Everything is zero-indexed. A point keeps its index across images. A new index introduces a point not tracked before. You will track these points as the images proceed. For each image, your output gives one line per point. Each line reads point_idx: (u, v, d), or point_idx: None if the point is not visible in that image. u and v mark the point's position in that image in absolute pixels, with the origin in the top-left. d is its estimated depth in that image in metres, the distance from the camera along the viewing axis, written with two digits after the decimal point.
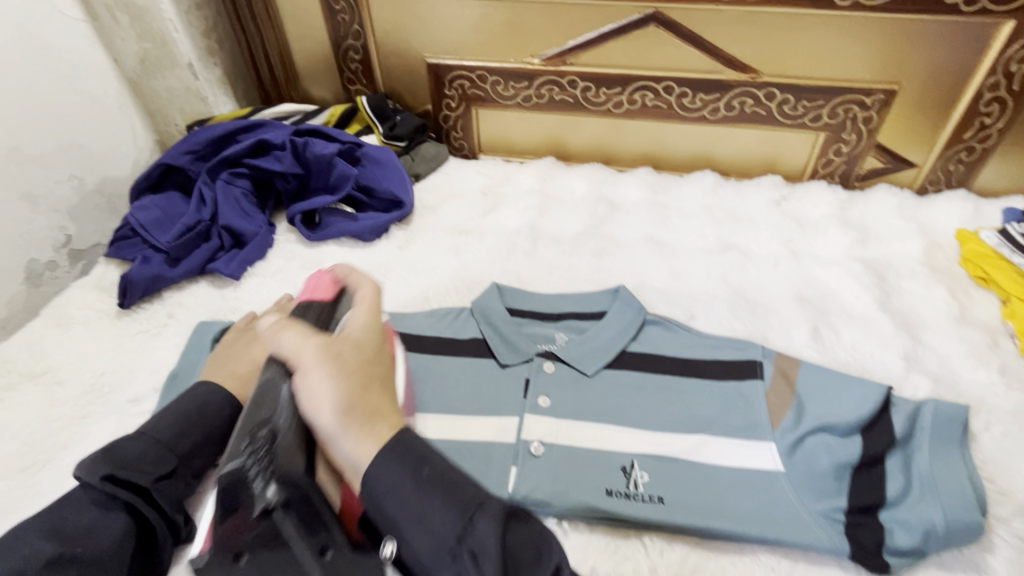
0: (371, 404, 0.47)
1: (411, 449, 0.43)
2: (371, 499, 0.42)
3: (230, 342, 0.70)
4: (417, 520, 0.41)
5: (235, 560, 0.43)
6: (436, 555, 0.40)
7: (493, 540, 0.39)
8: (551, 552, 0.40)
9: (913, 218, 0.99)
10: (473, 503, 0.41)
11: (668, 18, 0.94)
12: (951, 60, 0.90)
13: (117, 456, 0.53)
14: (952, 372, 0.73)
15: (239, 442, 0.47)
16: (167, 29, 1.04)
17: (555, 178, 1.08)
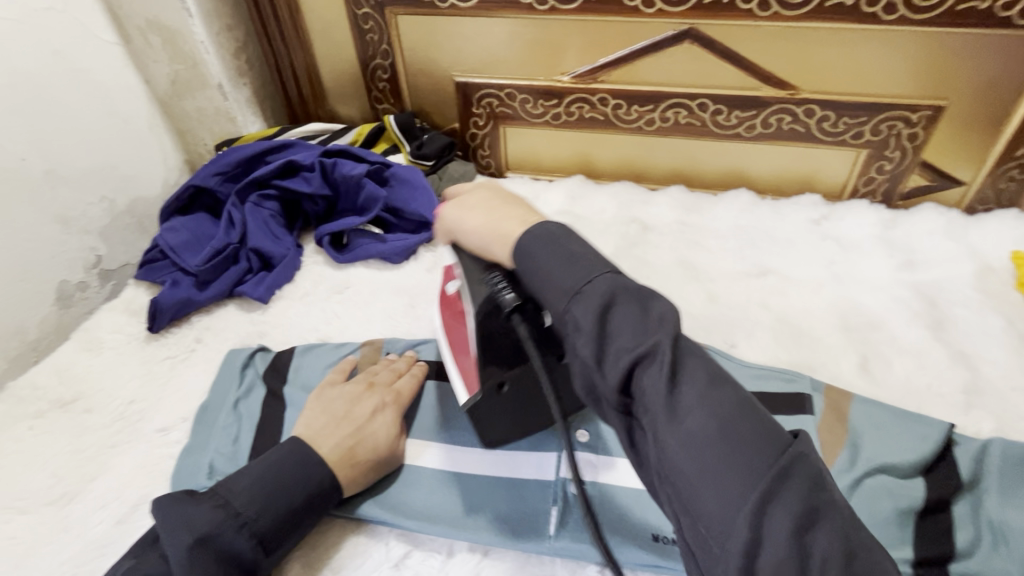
0: (512, 215, 0.53)
1: (549, 232, 0.47)
2: (517, 263, 0.48)
3: (348, 401, 0.63)
4: (540, 287, 0.45)
5: (500, 387, 0.57)
6: (554, 309, 0.44)
7: (593, 310, 0.41)
8: (654, 330, 0.39)
9: (962, 239, 0.94)
10: (596, 270, 0.43)
11: (703, 35, 0.91)
12: (1004, 75, 0.86)
13: (213, 558, 0.49)
14: (1015, 409, 0.69)
15: (474, 279, 0.55)
16: (199, 51, 1.05)
17: (585, 198, 1.06)
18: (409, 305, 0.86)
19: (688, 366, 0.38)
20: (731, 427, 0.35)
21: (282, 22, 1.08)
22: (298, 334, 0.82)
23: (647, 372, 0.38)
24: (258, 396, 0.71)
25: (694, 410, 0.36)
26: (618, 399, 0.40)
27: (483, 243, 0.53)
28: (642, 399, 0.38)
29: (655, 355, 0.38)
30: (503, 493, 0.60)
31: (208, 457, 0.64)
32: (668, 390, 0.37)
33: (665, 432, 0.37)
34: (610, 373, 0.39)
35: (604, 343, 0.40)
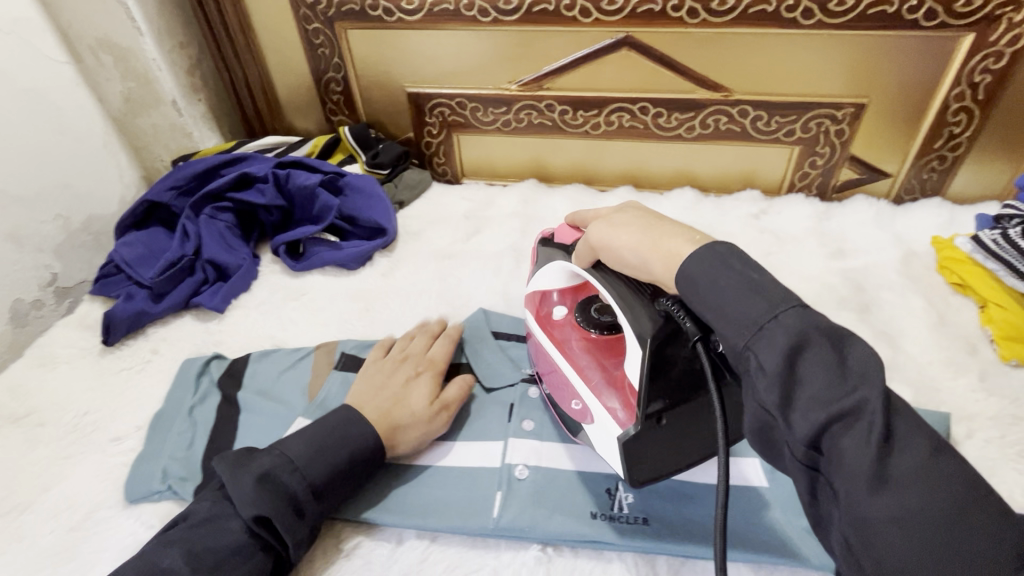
0: (670, 230, 0.50)
1: (720, 253, 0.44)
2: (685, 282, 0.45)
3: (384, 372, 0.69)
4: (719, 315, 0.42)
5: (659, 421, 0.52)
6: (733, 340, 0.41)
7: (782, 354, 0.38)
8: (856, 385, 0.36)
9: (890, 227, 1.00)
10: (783, 305, 0.40)
11: (639, 42, 0.96)
12: (917, 73, 0.93)
13: (271, 494, 0.54)
14: (932, 382, 0.73)
15: (637, 307, 0.52)
16: (150, 68, 1.07)
17: (537, 201, 1.10)
18: (364, 309, 0.88)
19: (901, 430, 0.35)
20: (953, 516, 0.33)
21: (235, 39, 1.10)
22: (254, 342, 0.83)
23: (846, 429, 0.35)
24: (213, 403, 0.72)
25: (904, 483, 0.34)
26: (805, 450, 0.38)
27: (643, 264, 0.50)
28: (836, 457, 0.36)
29: (859, 415, 0.35)
30: (451, 480, 0.63)
31: (161, 463, 0.65)
32: (877, 456, 0.34)
33: (864, 500, 0.35)
34: (793, 421, 0.37)
35: (791, 389, 0.37)
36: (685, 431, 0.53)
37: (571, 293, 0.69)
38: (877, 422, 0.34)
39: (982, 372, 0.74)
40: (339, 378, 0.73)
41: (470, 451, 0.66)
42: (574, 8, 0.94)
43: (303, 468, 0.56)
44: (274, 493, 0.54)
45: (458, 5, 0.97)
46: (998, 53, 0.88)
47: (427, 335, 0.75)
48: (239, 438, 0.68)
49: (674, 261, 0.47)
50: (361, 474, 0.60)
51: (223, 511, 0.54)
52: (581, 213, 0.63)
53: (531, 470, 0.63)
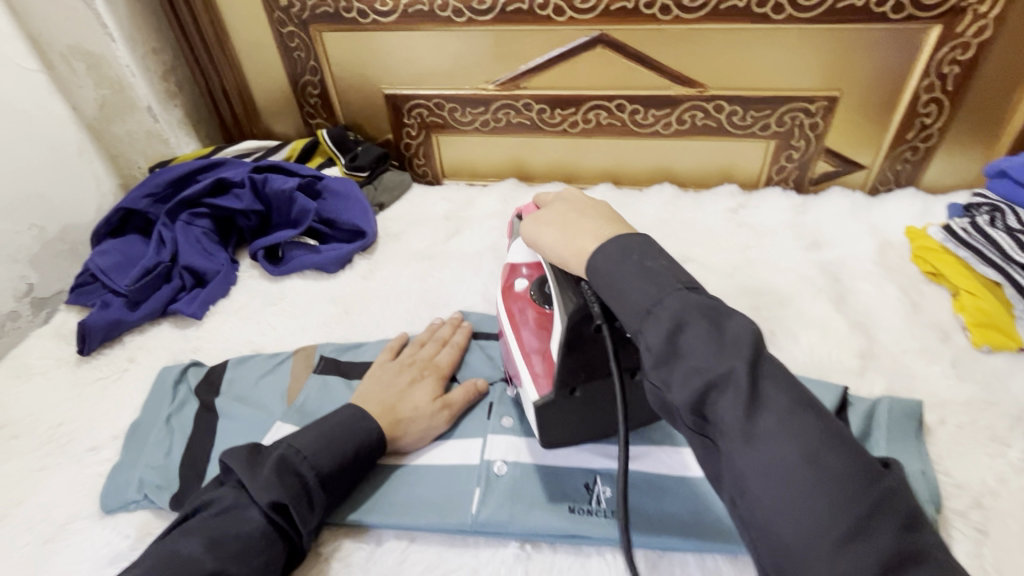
0: (587, 227, 0.54)
1: (629, 246, 0.48)
2: (592, 273, 0.49)
3: (390, 372, 0.71)
4: (618, 300, 0.46)
5: (572, 393, 0.57)
6: (630, 324, 0.45)
7: (665, 332, 0.42)
8: (730, 352, 0.40)
9: (866, 218, 1.02)
10: (669, 288, 0.44)
11: (613, 39, 0.97)
12: (888, 65, 0.94)
13: (287, 482, 0.55)
14: (907, 369, 0.74)
15: (567, 286, 0.55)
16: (124, 74, 1.06)
17: (517, 200, 1.10)
18: (343, 312, 0.88)
19: (773, 392, 0.39)
20: (823, 462, 0.36)
21: (209, 43, 1.09)
22: (233, 348, 0.83)
23: (723, 395, 0.39)
24: (191, 410, 0.71)
25: (775, 438, 0.37)
26: (692, 418, 0.41)
27: (559, 258, 0.55)
28: (718, 420, 0.40)
29: (731, 378, 0.39)
30: (431, 477, 0.64)
31: (138, 471, 0.65)
32: (748, 415, 0.38)
33: (740, 456, 0.38)
34: (676, 391, 0.41)
35: (672, 360, 0.42)
36: (594, 403, 0.58)
37: (539, 266, 0.67)
38: (744, 385, 0.38)
39: (955, 359, 0.75)
40: (317, 382, 0.73)
41: (449, 450, 0.66)
42: (547, 7, 0.95)
43: (314, 457, 0.57)
44: (288, 481, 0.55)
45: (433, 6, 0.97)
46: (964, 45, 0.90)
47: (438, 340, 0.76)
48: (216, 444, 0.67)
49: (581, 257, 0.52)
50: (365, 465, 0.61)
51: (240, 500, 0.54)
52: (539, 192, 0.66)
53: (510, 466, 0.64)
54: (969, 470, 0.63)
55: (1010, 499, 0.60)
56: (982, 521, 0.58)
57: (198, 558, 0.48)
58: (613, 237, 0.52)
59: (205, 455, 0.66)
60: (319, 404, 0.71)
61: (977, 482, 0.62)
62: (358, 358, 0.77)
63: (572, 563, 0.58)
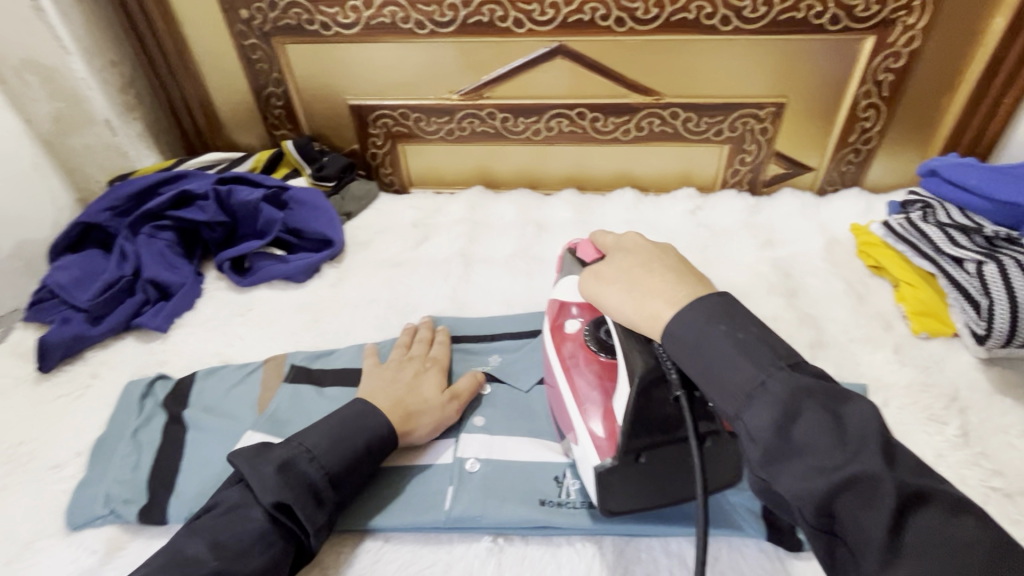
0: (659, 288, 0.54)
1: (710, 308, 0.50)
2: (669, 341, 0.50)
3: (391, 370, 0.71)
4: (710, 380, 0.47)
5: (638, 458, 0.53)
6: (727, 408, 0.46)
7: (771, 421, 0.43)
8: (854, 450, 0.40)
9: (815, 217, 1.07)
10: (771, 370, 0.45)
11: (571, 50, 1.00)
12: (828, 73, 1.00)
13: (292, 483, 0.55)
14: (853, 356, 0.79)
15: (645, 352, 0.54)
16: (80, 87, 1.04)
17: (484, 207, 1.12)
18: (313, 321, 0.88)
19: (919, 496, 0.38)
20: (987, 571, 0.35)
21: (168, 55, 1.08)
22: (200, 360, 0.82)
23: (857, 497, 0.39)
24: (159, 423, 0.71)
25: (924, 543, 0.37)
26: (815, 514, 0.41)
27: (626, 320, 0.55)
28: (848, 520, 0.39)
29: (863, 480, 0.39)
30: (404, 479, 0.65)
31: (104, 487, 0.64)
32: (892, 521, 0.37)
33: (883, 572, 0.37)
34: (791, 486, 0.42)
35: (788, 455, 0.42)
36: (664, 470, 0.54)
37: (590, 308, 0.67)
38: (882, 484, 0.38)
39: (896, 346, 0.80)
40: (288, 391, 0.73)
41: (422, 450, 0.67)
42: (507, 20, 0.98)
43: (319, 454, 0.58)
44: (291, 478, 0.56)
45: (395, 18, 0.99)
46: (896, 54, 0.96)
47: (424, 339, 0.78)
48: (186, 456, 0.67)
49: (655, 321, 0.52)
50: (375, 460, 0.61)
51: (245, 499, 0.56)
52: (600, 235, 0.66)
53: (482, 463, 0.65)
54: (910, 448, 0.67)
55: (945, 472, 0.65)
56: None
57: (202, 559, 0.50)
58: (691, 297, 0.52)
59: (174, 468, 0.65)
60: (290, 412, 0.71)
61: (918, 458, 0.66)
62: (329, 365, 0.78)
63: (543, 553, 0.60)
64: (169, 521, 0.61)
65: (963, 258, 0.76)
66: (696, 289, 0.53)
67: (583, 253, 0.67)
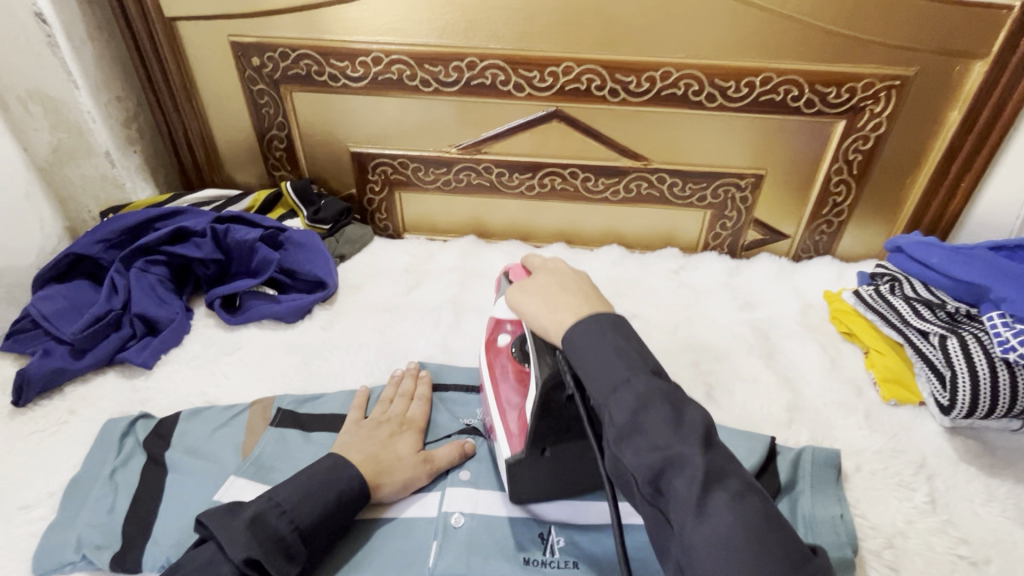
0: (566, 303, 0.58)
1: (600, 321, 0.54)
2: (568, 348, 0.54)
3: (366, 429, 0.72)
4: (587, 370, 0.52)
5: (542, 452, 0.60)
6: (597, 395, 0.51)
7: (629, 408, 0.48)
8: (684, 439, 0.46)
9: (791, 282, 1.13)
10: (637, 370, 0.50)
11: (568, 114, 1.06)
12: (803, 152, 1.08)
13: (265, 540, 0.56)
14: (827, 421, 0.83)
15: (546, 351, 0.60)
16: (84, 120, 1.05)
17: (476, 256, 1.15)
18: (302, 364, 0.88)
19: (722, 475, 0.46)
20: (754, 536, 0.43)
21: (176, 94, 1.10)
22: (183, 399, 0.81)
23: (678, 472, 0.45)
24: (137, 465, 0.69)
25: (719, 512, 0.44)
26: (648, 488, 0.47)
27: (540, 328, 0.58)
28: (672, 494, 0.45)
29: (684, 460, 0.45)
30: (392, 531, 0.65)
31: (76, 531, 0.62)
32: (701, 492, 0.44)
33: (693, 531, 0.44)
34: (632, 461, 0.47)
35: (635, 438, 0.48)
36: (567, 462, 0.61)
37: (522, 324, 0.73)
38: (699, 465, 0.45)
39: (868, 412, 0.84)
40: (274, 435, 0.73)
41: (408, 503, 0.68)
42: (509, 84, 1.03)
43: (292, 507, 0.59)
44: (264, 533, 0.56)
45: (402, 75, 1.04)
46: (865, 137, 1.05)
47: (405, 394, 0.78)
48: (164, 500, 0.65)
49: (560, 329, 0.56)
50: (344, 518, 0.62)
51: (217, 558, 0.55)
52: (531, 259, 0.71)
53: (467, 517, 0.65)
54: (882, 513, 0.70)
55: (915, 539, 0.68)
56: (893, 560, 0.65)
57: None
58: (590, 311, 0.56)
59: (151, 514, 0.64)
60: (276, 457, 0.70)
61: (889, 524, 0.69)
62: (317, 411, 0.77)
63: None
64: (144, 569, 0.59)
65: (927, 331, 0.81)
66: (599, 309, 0.57)
67: (511, 273, 0.74)
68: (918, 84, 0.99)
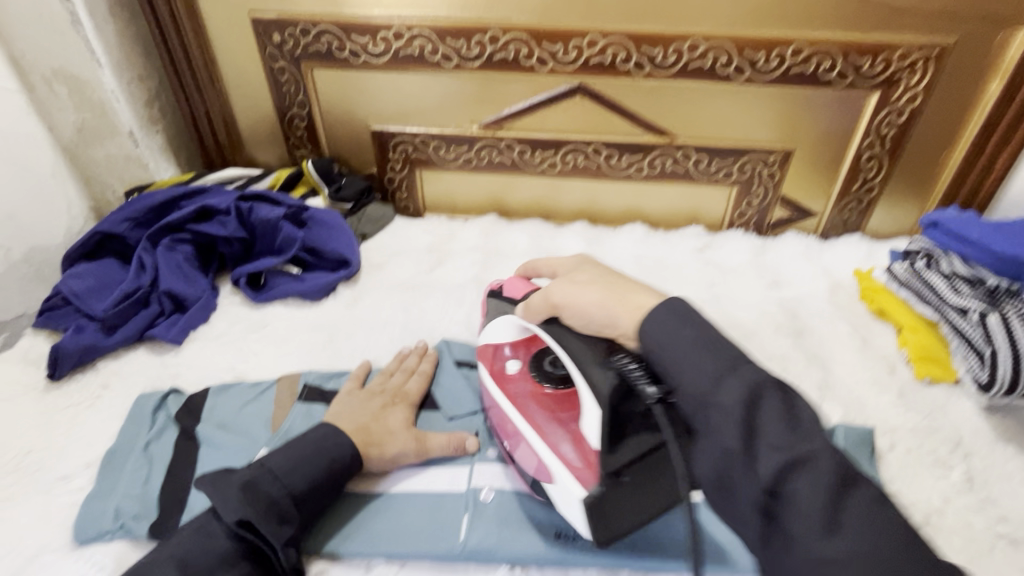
0: (635, 291, 0.59)
1: (678, 310, 0.52)
2: (649, 339, 0.52)
3: (361, 399, 0.72)
4: (678, 365, 0.50)
5: (618, 477, 0.53)
6: (698, 388, 0.48)
7: (739, 398, 0.46)
8: (806, 435, 0.44)
9: (819, 260, 1.11)
10: (736, 360, 0.49)
11: (592, 90, 1.04)
12: (834, 126, 1.04)
13: (258, 503, 0.57)
14: (859, 399, 0.81)
15: (600, 361, 0.55)
16: (108, 99, 1.05)
17: (497, 234, 1.14)
18: (328, 341, 0.88)
19: (852, 481, 0.43)
20: (893, 543, 0.39)
21: (198, 72, 1.10)
22: (212, 374, 0.82)
23: (804, 473, 0.42)
24: (170, 438, 0.70)
25: (857, 517, 0.40)
26: (761, 493, 0.43)
27: (609, 317, 0.57)
28: (792, 496, 0.42)
29: (810, 459, 0.43)
30: (422, 504, 0.65)
31: (113, 502, 0.63)
32: (830, 495, 0.41)
33: (822, 542, 0.40)
34: (754, 464, 0.44)
35: (751, 435, 0.45)
36: (649, 485, 0.54)
37: (523, 346, 0.71)
38: (824, 464, 0.42)
39: (901, 391, 0.82)
40: (302, 409, 0.73)
41: (434, 476, 0.68)
42: (532, 58, 1.01)
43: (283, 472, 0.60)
44: (256, 496, 0.57)
45: (423, 50, 1.03)
46: (899, 110, 1.01)
47: (406, 369, 0.78)
48: (198, 472, 0.66)
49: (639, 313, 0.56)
50: (338, 485, 0.63)
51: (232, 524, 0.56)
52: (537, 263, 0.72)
53: (496, 493, 0.66)
54: (916, 491, 0.69)
55: (951, 517, 0.67)
56: (930, 538, 0.64)
57: None
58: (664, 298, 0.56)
59: (186, 485, 0.65)
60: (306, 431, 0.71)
61: (925, 502, 0.68)
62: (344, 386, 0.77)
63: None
64: None
65: (965, 308, 0.79)
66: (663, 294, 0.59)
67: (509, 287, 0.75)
68: (958, 54, 0.95)
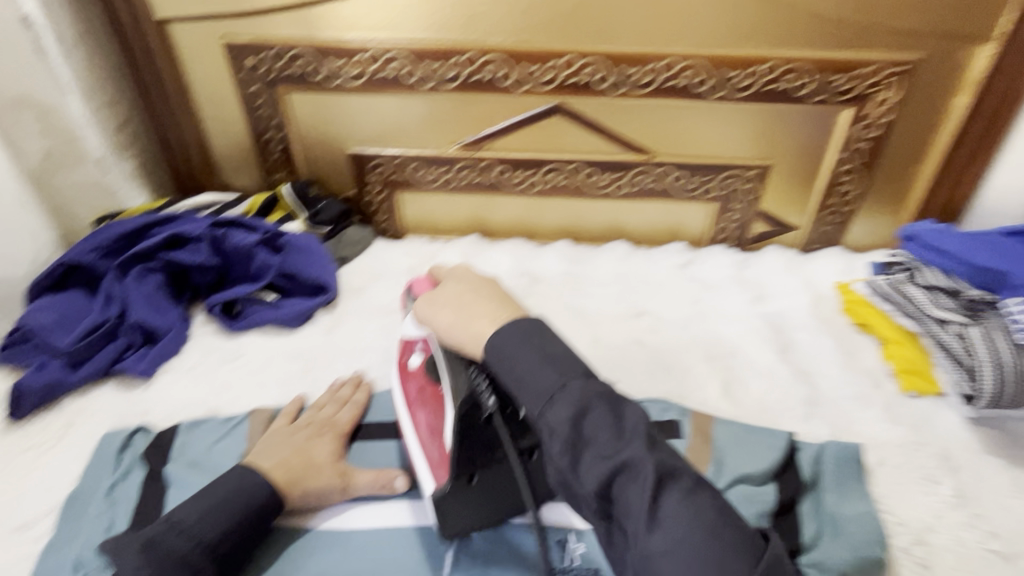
0: (482, 309, 0.58)
1: (524, 330, 0.54)
2: (494, 356, 0.54)
3: (285, 434, 0.70)
4: (519, 384, 0.52)
5: (468, 480, 0.61)
6: (533, 409, 0.51)
7: (568, 416, 0.49)
8: (629, 440, 0.49)
9: (801, 273, 1.11)
10: (570, 374, 0.51)
11: (570, 109, 1.04)
12: (810, 141, 1.05)
13: (162, 561, 0.55)
14: (847, 415, 0.81)
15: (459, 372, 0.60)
16: (74, 125, 1.02)
17: (479, 255, 1.13)
18: (305, 370, 0.85)
19: (672, 474, 0.48)
20: (708, 532, 0.45)
21: (169, 97, 1.08)
22: (184, 409, 0.79)
23: (630, 479, 0.47)
24: (137, 479, 0.67)
25: (673, 511, 0.46)
26: (596, 498, 0.48)
27: (456, 340, 0.59)
28: (623, 501, 0.47)
29: (632, 465, 0.47)
30: (404, 542, 0.64)
31: (75, 551, 0.60)
32: (652, 499, 0.46)
33: (645, 538, 0.45)
34: (586, 476, 0.48)
35: (579, 449, 0.49)
36: (492, 488, 0.62)
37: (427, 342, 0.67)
38: (646, 469, 0.46)
39: (888, 405, 0.82)
40: None
41: (410, 510, 0.67)
42: (509, 79, 1.01)
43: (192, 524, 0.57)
44: (158, 555, 0.55)
45: (399, 73, 1.02)
46: (871, 125, 1.03)
47: (337, 399, 0.76)
48: None
49: (478, 340, 0.56)
50: (251, 530, 0.60)
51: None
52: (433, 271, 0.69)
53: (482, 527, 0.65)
54: (908, 508, 0.68)
55: (944, 534, 0.66)
56: (923, 557, 0.64)
57: None
58: (511, 318, 0.57)
59: None
60: None
61: (917, 519, 0.67)
62: None
63: None
64: None
65: (947, 320, 0.79)
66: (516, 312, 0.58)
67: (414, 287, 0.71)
68: (926, 69, 0.97)
